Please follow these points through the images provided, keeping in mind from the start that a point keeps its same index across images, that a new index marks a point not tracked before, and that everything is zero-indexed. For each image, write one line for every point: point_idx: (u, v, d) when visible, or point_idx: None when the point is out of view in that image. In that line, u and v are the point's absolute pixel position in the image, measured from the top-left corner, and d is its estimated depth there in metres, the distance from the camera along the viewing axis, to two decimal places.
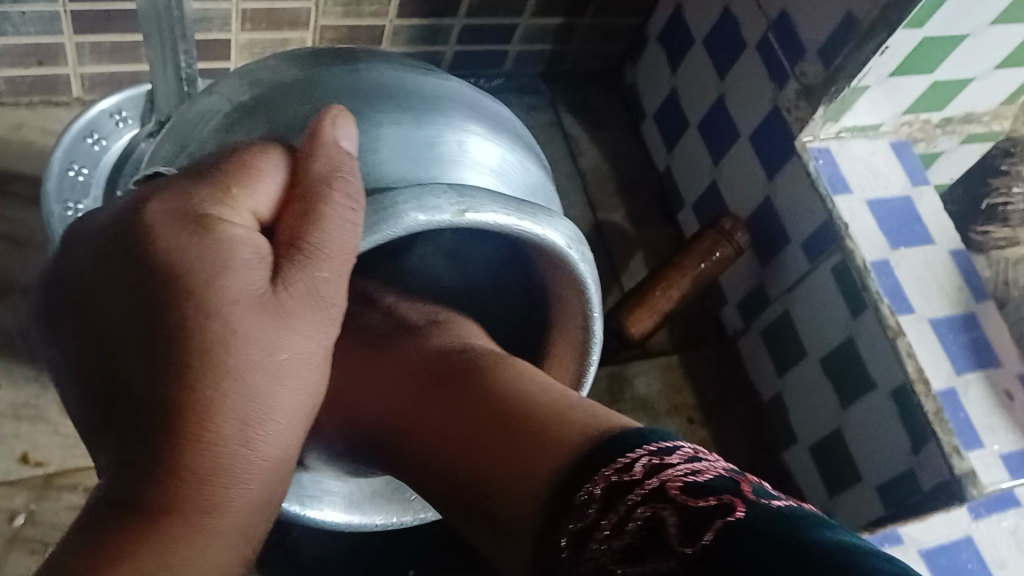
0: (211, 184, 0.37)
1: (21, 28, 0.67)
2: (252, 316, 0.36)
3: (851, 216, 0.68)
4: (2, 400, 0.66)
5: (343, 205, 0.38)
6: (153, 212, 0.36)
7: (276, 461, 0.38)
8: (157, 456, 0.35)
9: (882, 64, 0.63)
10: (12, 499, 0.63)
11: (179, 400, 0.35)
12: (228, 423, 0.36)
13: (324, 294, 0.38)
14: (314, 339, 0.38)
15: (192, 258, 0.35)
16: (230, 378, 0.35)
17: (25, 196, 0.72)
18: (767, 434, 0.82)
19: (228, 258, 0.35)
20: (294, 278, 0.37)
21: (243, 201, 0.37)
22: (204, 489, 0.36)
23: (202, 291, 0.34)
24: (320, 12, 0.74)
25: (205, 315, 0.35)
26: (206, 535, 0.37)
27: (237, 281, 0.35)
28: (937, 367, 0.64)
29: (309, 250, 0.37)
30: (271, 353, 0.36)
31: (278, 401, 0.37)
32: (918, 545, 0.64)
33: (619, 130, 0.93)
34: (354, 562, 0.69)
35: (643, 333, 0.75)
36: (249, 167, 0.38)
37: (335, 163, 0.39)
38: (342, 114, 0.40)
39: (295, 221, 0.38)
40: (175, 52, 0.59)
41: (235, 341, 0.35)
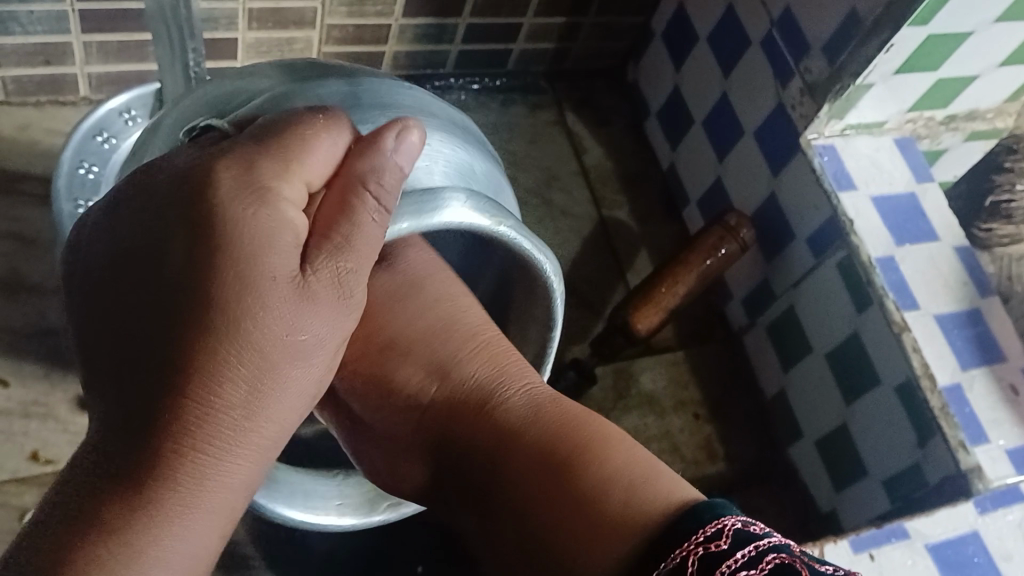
0: (276, 156, 0.39)
1: (28, 27, 0.67)
2: (281, 293, 0.37)
3: (856, 213, 0.68)
4: (11, 398, 0.66)
5: (375, 206, 0.39)
6: (220, 174, 0.38)
7: (277, 435, 0.40)
8: (163, 416, 0.36)
9: (887, 61, 0.63)
10: (22, 497, 0.64)
11: (199, 361, 0.36)
12: (240, 390, 0.37)
13: (347, 285, 0.40)
14: (329, 325, 0.40)
15: (235, 230, 0.36)
16: (252, 348, 0.37)
17: (33, 194, 0.73)
18: (772, 430, 0.82)
19: (268, 237, 0.37)
20: (320, 265, 0.39)
21: (298, 174, 0.39)
22: (211, 452, 0.37)
23: (241, 262, 0.36)
24: (326, 11, 0.74)
25: (241, 286, 0.36)
26: (190, 504, 0.37)
27: (275, 259, 0.37)
28: (942, 362, 0.65)
29: (339, 241, 0.39)
30: (292, 332, 0.38)
31: (290, 378, 0.39)
32: (926, 539, 0.62)
33: (623, 128, 0.94)
34: (364, 557, 0.69)
35: (649, 330, 0.74)
36: (309, 142, 0.39)
37: (376, 167, 0.39)
38: (411, 128, 0.40)
39: (332, 212, 0.39)
40: (184, 50, 0.59)
41: (262, 315, 0.37)
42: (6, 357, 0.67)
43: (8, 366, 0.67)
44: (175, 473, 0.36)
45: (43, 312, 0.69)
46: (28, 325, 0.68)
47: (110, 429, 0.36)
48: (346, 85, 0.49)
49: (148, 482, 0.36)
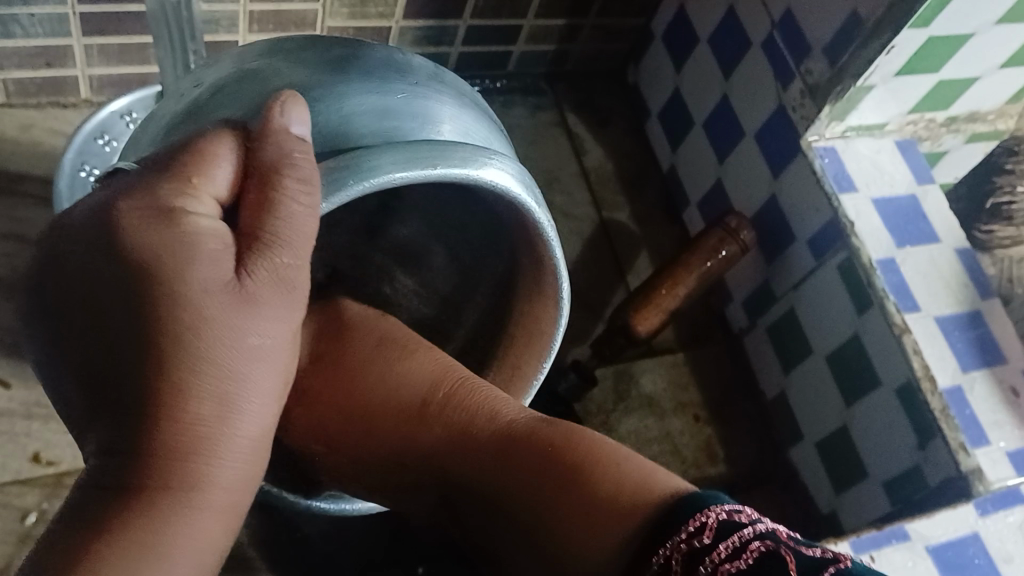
0: (173, 176, 0.37)
1: (30, 29, 0.67)
2: (220, 303, 0.36)
3: (856, 214, 0.68)
4: (13, 400, 0.66)
5: (296, 190, 0.38)
6: (122, 208, 0.36)
7: (255, 441, 0.39)
8: (137, 440, 0.35)
9: (888, 62, 0.63)
10: (24, 498, 0.64)
11: (155, 381, 0.35)
12: (205, 403, 0.36)
13: (288, 278, 0.39)
14: (281, 320, 0.39)
15: (161, 248, 0.36)
16: (204, 360, 0.36)
17: (35, 196, 0.73)
18: (773, 431, 0.82)
19: (194, 249, 0.36)
20: (256, 266, 0.37)
21: (205, 189, 0.37)
22: (184, 468, 0.36)
23: (170, 279, 0.35)
24: (327, 13, 0.74)
25: (177, 304, 0.35)
26: (189, 518, 0.37)
27: (205, 270, 0.36)
28: (943, 364, 0.65)
29: (267, 237, 0.38)
30: (241, 336, 0.37)
31: (251, 380, 0.37)
32: (927, 541, 0.61)
33: (624, 129, 0.94)
34: (364, 558, 0.69)
35: (650, 331, 0.74)
36: (203, 153, 0.37)
37: (287, 149, 0.38)
38: (291, 99, 0.40)
39: (253, 210, 0.38)
40: (185, 53, 0.59)
41: (206, 327, 0.36)
42: (8, 358, 0.67)
43: (10, 367, 0.67)
44: (164, 490, 0.36)
45: None
46: None
47: (95, 458, 0.36)
48: (337, 54, 0.49)
49: (138, 503, 0.36)
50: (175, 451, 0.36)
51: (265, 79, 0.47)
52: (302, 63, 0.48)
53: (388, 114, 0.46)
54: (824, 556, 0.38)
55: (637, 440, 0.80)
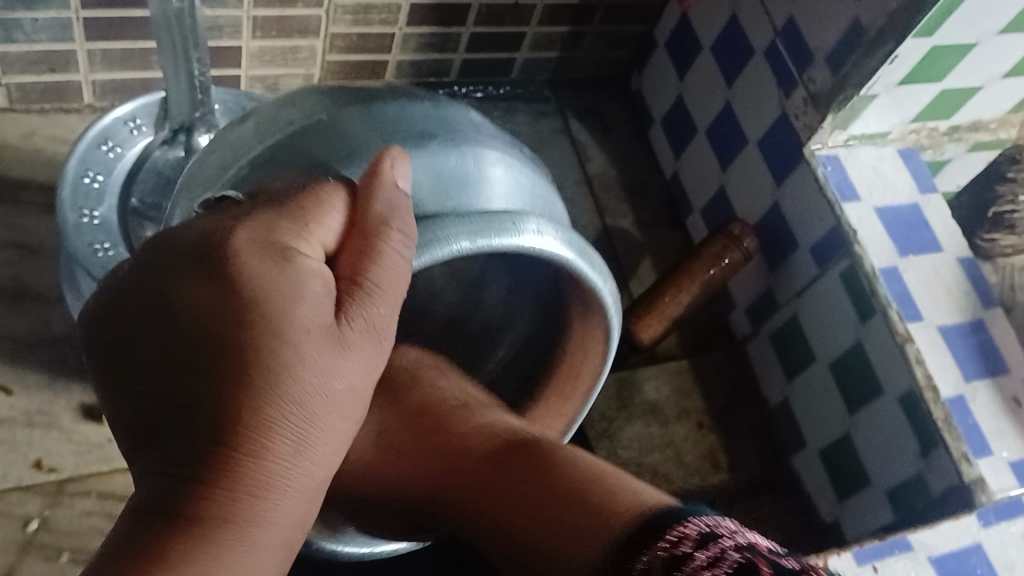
0: (292, 216, 0.37)
1: (33, 35, 0.67)
2: (316, 345, 0.36)
3: (859, 223, 0.68)
4: (16, 407, 0.66)
5: (399, 243, 0.39)
6: (239, 237, 0.36)
7: (316, 485, 0.38)
8: (206, 472, 0.34)
9: (890, 72, 0.63)
10: (26, 506, 0.64)
11: (242, 415, 0.34)
12: (285, 439, 0.35)
13: (379, 328, 0.39)
14: (363, 370, 0.39)
15: (270, 283, 0.35)
16: (292, 400, 0.35)
17: (37, 202, 0.73)
18: (776, 439, 0.82)
19: (299, 289, 0.36)
20: (353, 313, 0.38)
21: (316, 234, 0.38)
22: (247, 508, 0.35)
23: (275, 315, 0.35)
24: (331, 20, 0.74)
25: (279, 339, 0.35)
26: (244, 553, 0.35)
27: (308, 309, 0.36)
28: (946, 373, 0.65)
29: (368, 286, 0.38)
30: (332, 380, 0.37)
31: (329, 425, 0.37)
32: (930, 550, 0.62)
33: (628, 136, 0.94)
34: (368, 566, 0.69)
35: (653, 339, 0.76)
36: (322, 199, 0.38)
37: (395, 205, 0.40)
38: (400, 156, 0.41)
39: (355, 256, 0.39)
40: (187, 62, 0.59)
41: (304, 368, 0.36)
42: (12, 365, 0.67)
43: (11, 374, 0.66)
44: (224, 525, 0.34)
45: (46, 320, 0.69)
46: (32, 332, 0.68)
47: (153, 481, 0.35)
48: (412, 110, 0.49)
49: (200, 542, 0.34)
50: (245, 490, 0.35)
51: (317, 141, 0.47)
52: (362, 113, 0.48)
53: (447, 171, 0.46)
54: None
55: (640, 447, 0.80)
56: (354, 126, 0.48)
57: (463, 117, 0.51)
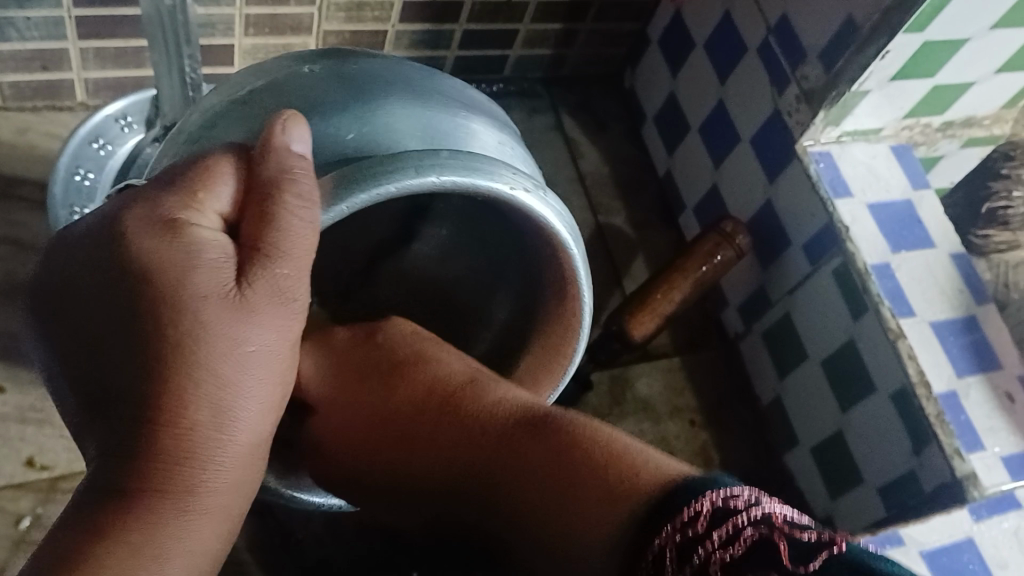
0: (180, 188, 0.38)
1: (26, 33, 0.67)
2: (216, 311, 0.36)
3: (852, 220, 0.68)
4: (8, 404, 0.66)
5: (295, 205, 0.38)
6: (130, 219, 0.37)
7: (252, 446, 0.39)
8: (132, 446, 0.35)
9: (883, 68, 0.63)
10: (18, 503, 0.64)
11: (155, 388, 0.35)
12: (199, 410, 0.36)
13: (289, 290, 0.38)
14: (278, 332, 0.38)
15: (159, 258, 0.36)
16: (200, 368, 0.36)
17: (30, 200, 0.73)
18: (769, 436, 0.82)
19: (193, 259, 0.36)
20: (255, 278, 0.37)
21: (208, 203, 0.38)
22: (178, 474, 0.36)
23: (172, 292, 0.36)
24: (323, 17, 0.74)
25: (175, 312, 0.36)
26: (181, 525, 0.37)
27: (204, 278, 0.36)
28: (938, 370, 0.65)
29: (267, 249, 0.38)
30: (236, 345, 0.37)
31: (248, 391, 0.37)
32: (920, 546, 0.64)
33: (622, 133, 0.94)
34: (359, 563, 0.69)
35: (644, 336, 0.75)
36: (204, 169, 0.38)
37: (287, 166, 0.39)
38: (293, 118, 0.40)
39: (253, 220, 0.38)
40: (180, 58, 0.59)
41: (204, 337, 0.36)
42: (4, 362, 0.67)
43: (3, 371, 0.67)
44: (162, 495, 0.36)
45: None
46: None
47: (95, 462, 0.36)
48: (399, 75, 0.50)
49: (137, 511, 0.35)
50: (170, 458, 0.36)
51: (277, 100, 0.47)
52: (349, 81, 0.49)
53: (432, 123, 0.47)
54: (818, 540, 0.36)
55: None
56: (334, 88, 0.48)
57: (444, 83, 0.52)
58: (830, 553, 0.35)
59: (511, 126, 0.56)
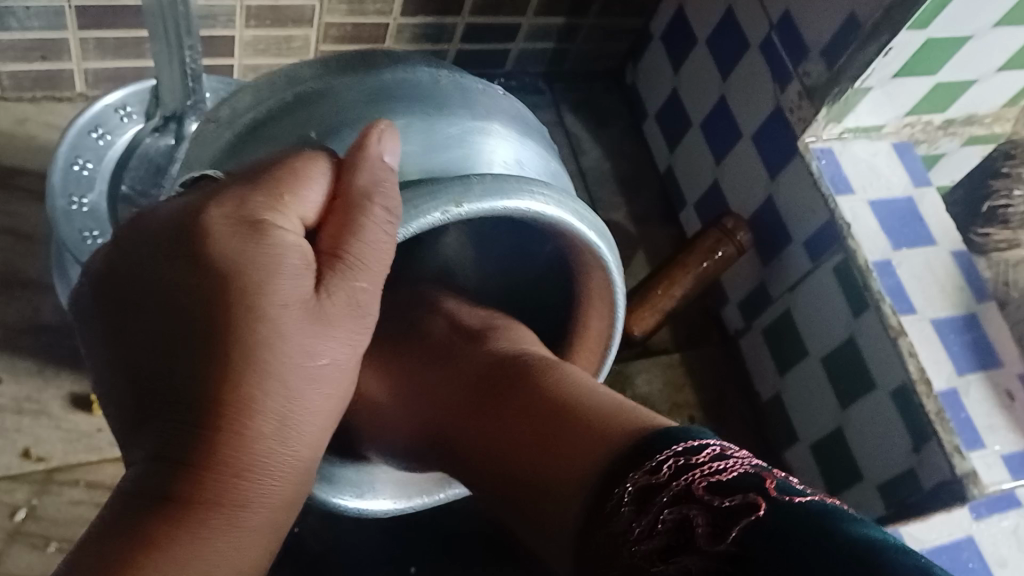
0: (266, 191, 0.38)
1: (25, 22, 0.67)
2: (294, 321, 0.37)
3: (853, 216, 0.68)
4: (4, 394, 0.65)
5: (383, 218, 0.39)
6: (210, 215, 0.37)
7: (304, 464, 0.40)
8: (193, 452, 0.35)
9: (886, 64, 0.63)
10: (13, 495, 0.63)
11: (221, 391, 0.36)
12: (269, 419, 0.37)
13: (361, 304, 0.40)
14: (348, 346, 0.40)
15: (244, 257, 0.36)
16: (275, 379, 0.36)
17: (28, 190, 0.72)
18: (767, 434, 0.82)
19: (275, 263, 0.37)
20: (333, 287, 0.39)
21: (293, 207, 0.39)
22: (236, 483, 0.36)
23: (253, 295, 0.36)
24: (325, 9, 0.74)
25: (252, 318, 0.36)
26: (231, 534, 0.36)
27: (286, 285, 0.37)
28: (939, 367, 0.65)
29: (350, 259, 0.39)
30: (309, 358, 0.38)
31: (312, 403, 0.38)
32: (922, 544, 0.64)
33: (622, 129, 0.94)
34: (356, 558, 0.68)
35: (645, 332, 0.77)
36: (300, 173, 0.39)
37: (377, 178, 0.40)
38: (387, 130, 0.42)
39: (336, 230, 0.39)
40: (180, 48, 0.59)
41: (280, 347, 0.36)
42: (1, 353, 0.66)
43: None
44: (219, 503, 0.36)
45: (35, 307, 0.68)
46: (22, 321, 0.68)
47: (148, 464, 0.36)
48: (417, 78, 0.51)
49: (189, 517, 0.35)
50: (230, 466, 0.36)
51: (318, 105, 0.49)
52: (358, 85, 0.50)
53: (439, 140, 0.48)
54: (739, 505, 0.34)
55: None
56: (360, 99, 0.49)
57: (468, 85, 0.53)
58: (749, 520, 0.33)
59: (541, 130, 0.57)
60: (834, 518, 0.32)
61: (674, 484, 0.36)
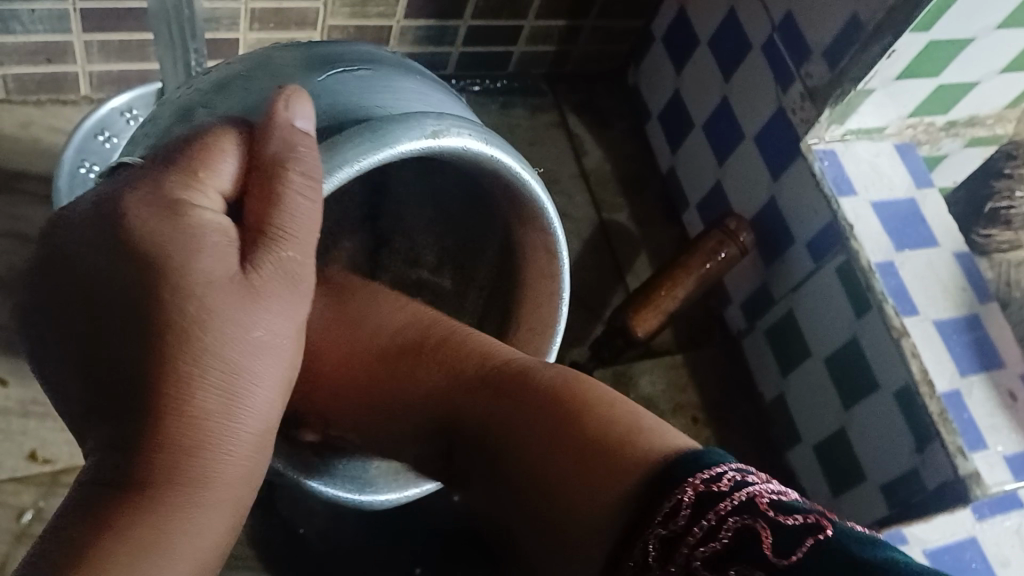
0: (179, 168, 0.38)
1: (30, 25, 0.67)
2: (225, 294, 0.36)
3: (855, 218, 0.68)
4: (10, 397, 0.66)
5: (300, 183, 0.38)
6: (130, 202, 0.37)
7: (261, 435, 0.39)
8: (138, 433, 0.35)
9: (888, 66, 0.63)
10: (20, 496, 0.64)
11: (155, 374, 0.35)
12: (211, 395, 0.36)
13: (295, 271, 0.39)
14: (287, 316, 0.38)
15: (162, 237, 0.36)
16: (209, 356, 0.36)
17: (33, 193, 0.73)
18: (771, 435, 0.82)
19: (197, 238, 0.36)
20: (261, 261, 0.37)
21: (211, 182, 0.38)
22: (187, 465, 0.36)
23: (174, 271, 0.35)
24: (328, 12, 0.74)
25: (179, 296, 0.35)
26: (190, 513, 0.36)
27: (208, 263, 0.36)
28: (942, 368, 0.65)
29: (273, 232, 0.38)
30: (246, 331, 0.37)
31: (256, 375, 0.37)
32: (924, 544, 0.65)
33: (624, 130, 0.94)
34: (362, 559, 0.69)
35: (648, 332, 0.76)
36: (211, 147, 0.38)
37: (290, 144, 0.39)
38: (295, 95, 0.40)
39: (260, 205, 0.38)
40: (186, 52, 0.59)
41: (212, 320, 0.36)
42: (6, 356, 0.67)
43: (6, 364, 0.66)
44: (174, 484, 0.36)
45: None
46: None
47: (105, 449, 0.36)
48: (357, 50, 0.52)
49: (145, 501, 0.35)
50: (178, 447, 0.35)
51: (252, 77, 0.48)
52: (294, 59, 0.50)
53: (363, 93, 0.48)
54: (802, 524, 0.34)
55: None
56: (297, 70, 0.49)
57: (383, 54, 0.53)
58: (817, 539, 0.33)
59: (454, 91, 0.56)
60: (883, 550, 0.33)
61: (737, 495, 0.36)
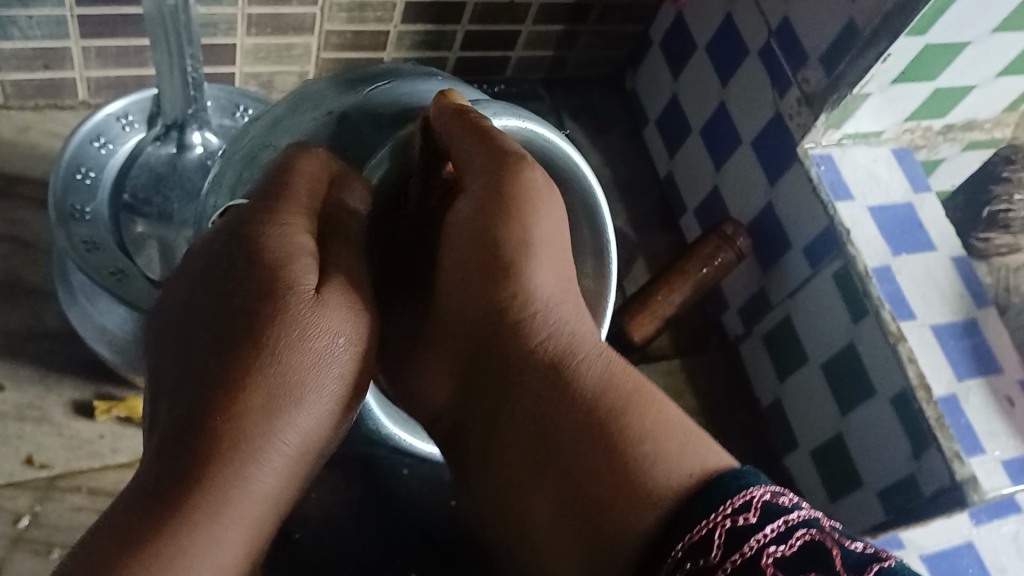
0: (270, 186, 0.45)
1: (28, 32, 0.67)
2: (298, 304, 0.43)
3: (852, 223, 0.68)
4: (7, 402, 0.66)
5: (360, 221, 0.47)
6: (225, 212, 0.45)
7: (303, 452, 0.42)
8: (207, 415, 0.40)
9: (884, 71, 0.63)
10: (16, 501, 0.64)
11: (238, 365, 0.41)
12: (265, 394, 0.41)
13: (354, 299, 0.45)
14: (344, 335, 0.44)
15: (258, 246, 0.43)
16: (281, 353, 0.42)
17: (30, 198, 0.73)
18: (768, 441, 0.82)
19: (282, 253, 0.43)
20: (329, 280, 0.44)
21: (298, 197, 0.45)
22: (243, 451, 0.40)
23: (269, 280, 0.43)
24: (325, 17, 0.74)
25: (265, 301, 0.42)
26: (232, 506, 0.39)
27: (292, 271, 0.43)
28: (938, 373, 0.65)
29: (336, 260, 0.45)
30: (309, 341, 0.42)
31: (316, 389, 0.42)
32: (920, 549, 0.68)
33: (621, 135, 0.94)
34: None
35: (644, 339, 0.77)
36: (295, 163, 0.46)
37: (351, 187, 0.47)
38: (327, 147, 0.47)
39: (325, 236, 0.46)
40: (182, 57, 0.59)
41: (286, 323, 0.42)
42: (3, 360, 0.67)
43: (3, 370, 0.67)
44: (226, 471, 0.39)
45: (37, 316, 0.69)
46: (25, 328, 0.68)
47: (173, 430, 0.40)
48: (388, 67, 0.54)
49: (198, 479, 0.38)
50: (242, 433, 0.40)
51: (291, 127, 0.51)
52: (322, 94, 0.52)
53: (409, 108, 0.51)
54: None
55: None
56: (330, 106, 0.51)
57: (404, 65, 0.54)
58: None
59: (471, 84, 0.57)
60: None
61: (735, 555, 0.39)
